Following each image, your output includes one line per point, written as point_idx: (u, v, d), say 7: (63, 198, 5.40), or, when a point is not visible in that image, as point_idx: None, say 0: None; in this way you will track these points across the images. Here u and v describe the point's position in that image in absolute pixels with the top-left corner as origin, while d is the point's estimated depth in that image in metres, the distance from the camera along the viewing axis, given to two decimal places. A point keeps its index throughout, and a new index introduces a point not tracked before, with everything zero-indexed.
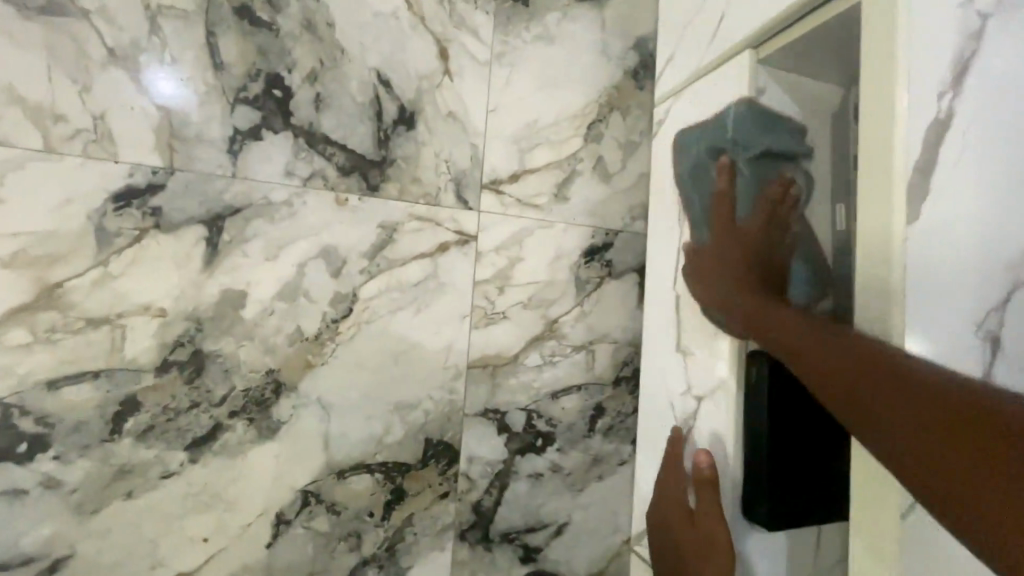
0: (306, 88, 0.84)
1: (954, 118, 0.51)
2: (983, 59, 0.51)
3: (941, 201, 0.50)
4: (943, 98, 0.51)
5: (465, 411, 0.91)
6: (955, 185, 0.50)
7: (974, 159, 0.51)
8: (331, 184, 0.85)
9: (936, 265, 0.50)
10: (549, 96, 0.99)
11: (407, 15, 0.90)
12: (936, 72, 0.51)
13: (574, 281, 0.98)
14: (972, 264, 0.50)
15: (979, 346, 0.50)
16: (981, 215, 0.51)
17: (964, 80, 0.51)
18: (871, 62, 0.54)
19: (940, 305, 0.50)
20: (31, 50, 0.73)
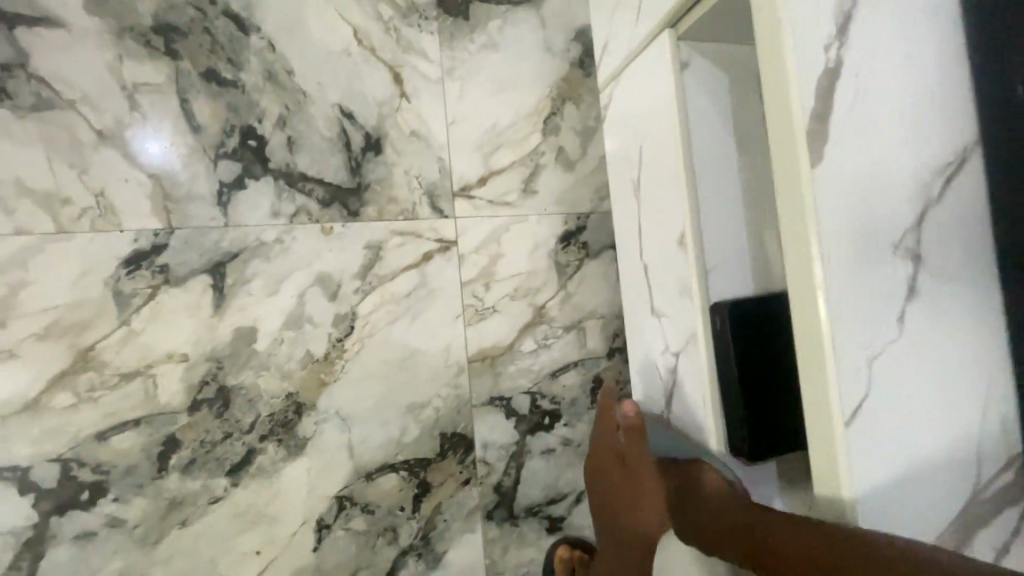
0: (277, 134, 0.92)
1: (843, 65, 0.56)
2: (861, 9, 0.57)
3: (843, 142, 0.55)
4: (831, 48, 0.56)
5: (473, 403, 0.98)
6: (857, 125, 0.56)
7: (867, 100, 0.56)
8: (315, 217, 0.93)
9: (853, 200, 0.55)
10: (503, 99, 1.05)
11: (358, 49, 0.97)
12: (823, 26, 0.56)
13: (555, 267, 1.05)
14: (882, 191, 0.56)
15: (901, 263, 0.56)
16: (882, 150, 0.57)
17: (847, 30, 0.56)
18: (761, 25, 0.58)
19: (864, 234, 0.55)
20: (31, 146, 0.81)
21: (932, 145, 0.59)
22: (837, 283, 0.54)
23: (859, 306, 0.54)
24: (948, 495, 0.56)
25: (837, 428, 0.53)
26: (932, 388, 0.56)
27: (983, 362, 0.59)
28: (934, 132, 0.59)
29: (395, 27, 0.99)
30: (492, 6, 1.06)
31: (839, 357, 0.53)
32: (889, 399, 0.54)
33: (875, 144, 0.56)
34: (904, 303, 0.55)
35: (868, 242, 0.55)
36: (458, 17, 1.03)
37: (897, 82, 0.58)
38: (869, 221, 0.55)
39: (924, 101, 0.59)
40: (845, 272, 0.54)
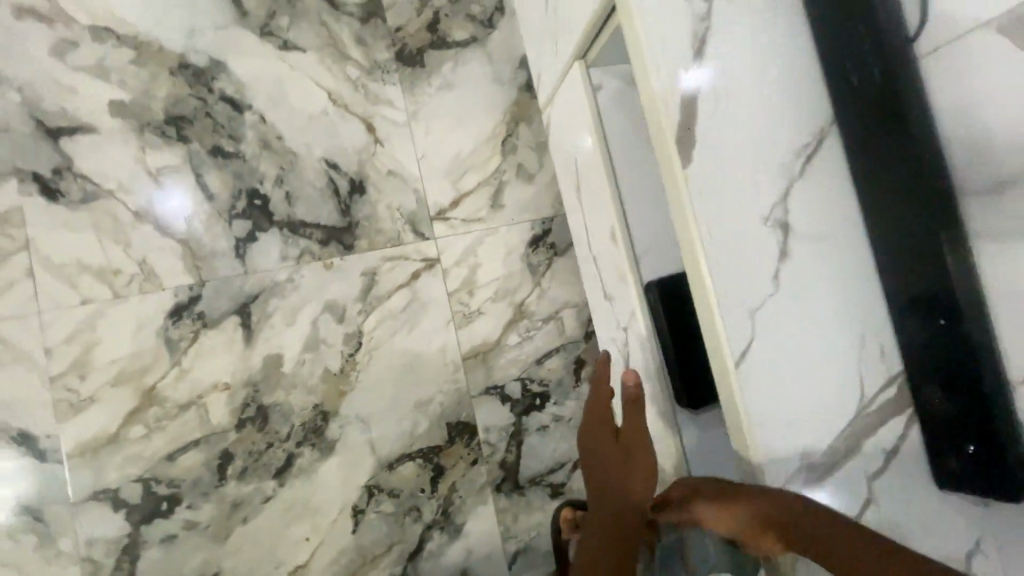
0: (277, 190, 1.10)
1: (704, 80, 0.70)
2: (713, 31, 0.70)
3: (711, 142, 0.69)
4: (691, 68, 0.70)
5: (471, 394, 1.14)
6: (721, 126, 0.70)
7: (728, 105, 0.70)
8: (317, 255, 1.10)
9: (723, 187, 0.69)
10: (463, 130, 1.21)
11: (334, 109, 1.14)
12: (682, 52, 0.70)
13: (528, 268, 1.20)
14: (750, 175, 0.70)
15: (773, 232, 0.70)
16: (747, 142, 0.70)
17: (704, 50, 0.70)
18: (636, 57, 0.73)
19: (736, 212, 0.69)
20: (85, 231, 1.01)
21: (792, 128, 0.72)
22: (715, 254, 0.68)
23: (737, 270, 0.68)
24: (834, 411, 0.70)
25: (729, 367, 0.68)
26: (810, 325, 0.70)
27: (857, 300, 0.72)
28: (794, 120, 0.72)
29: (362, 84, 1.16)
30: (443, 51, 1.22)
31: (722, 312, 0.68)
32: (771, 340, 0.69)
33: (738, 137, 0.70)
34: (778, 263, 0.69)
35: (739, 217, 0.69)
36: (415, 66, 1.19)
37: (755, 85, 0.72)
38: (740, 201, 0.69)
39: (780, 93, 0.72)
40: (722, 245, 0.68)
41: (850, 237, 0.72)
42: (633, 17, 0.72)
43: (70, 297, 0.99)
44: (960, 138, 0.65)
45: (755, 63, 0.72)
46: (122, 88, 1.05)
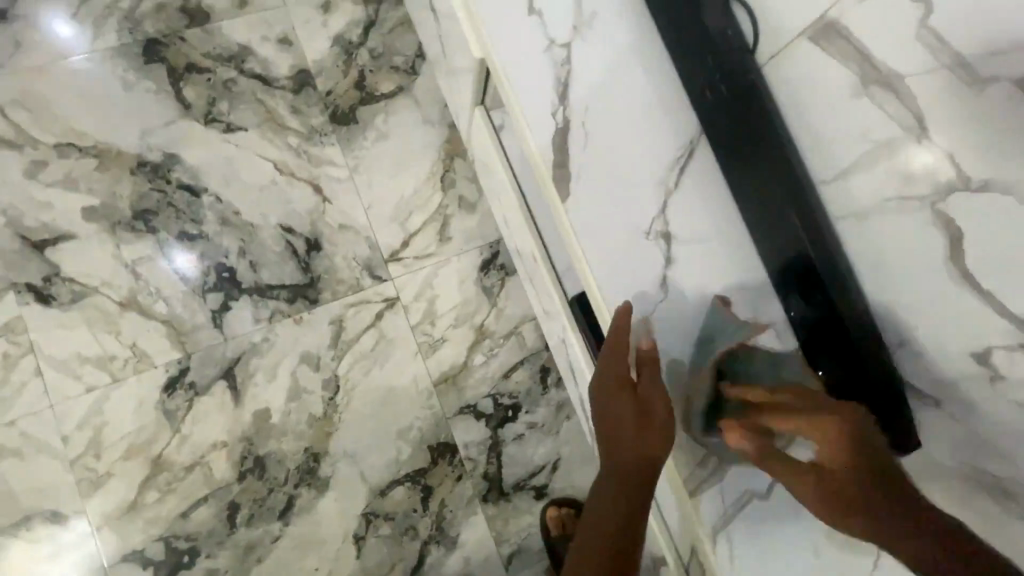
0: (241, 261, 1.21)
1: (569, 121, 0.79)
2: (573, 75, 0.79)
3: (585, 175, 0.80)
4: (556, 113, 0.79)
5: (447, 416, 1.24)
6: (593, 158, 0.79)
7: (597, 137, 0.79)
8: (286, 313, 1.21)
9: (602, 212, 0.80)
10: (403, 174, 1.30)
11: (281, 177, 1.25)
12: (547, 99, 0.80)
13: (483, 291, 1.29)
14: (626, 197, 0.79)
15: (655, 244, 0.78)
16: (621, 167, 0.79)
17: (566, 94, 0.79)
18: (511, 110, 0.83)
19: (616, 232, 0.80)
20: (79, 327, 1.13)
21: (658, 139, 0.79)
22: (603, 278, 0.81)
23: (624, 283, 0.79)
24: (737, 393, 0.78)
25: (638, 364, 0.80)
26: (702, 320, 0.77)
27: (755, 291, 0.75)
28: (666, 135, 0.79)
29: (304, 150, 1.27)
30: (374, 105, 1.32)
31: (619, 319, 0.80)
32: (667, 341, 0.77)
33: (608, 163, 0.79)
34: (663, 272, 0.77)
35: (618, 241, 0.79)
36: (350, 124, 1.30)
37: (623, 111, 0.79)
38: (619, 222, 0.79)
39: (644, 110, 0.79)
40: (606, 262, 0.80)
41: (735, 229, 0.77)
42: (499, 77, 0.82)
43: (76, 387, 1.12)
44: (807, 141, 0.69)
45: (620, 90, 0.79)
46: (91, 194, 1.18)
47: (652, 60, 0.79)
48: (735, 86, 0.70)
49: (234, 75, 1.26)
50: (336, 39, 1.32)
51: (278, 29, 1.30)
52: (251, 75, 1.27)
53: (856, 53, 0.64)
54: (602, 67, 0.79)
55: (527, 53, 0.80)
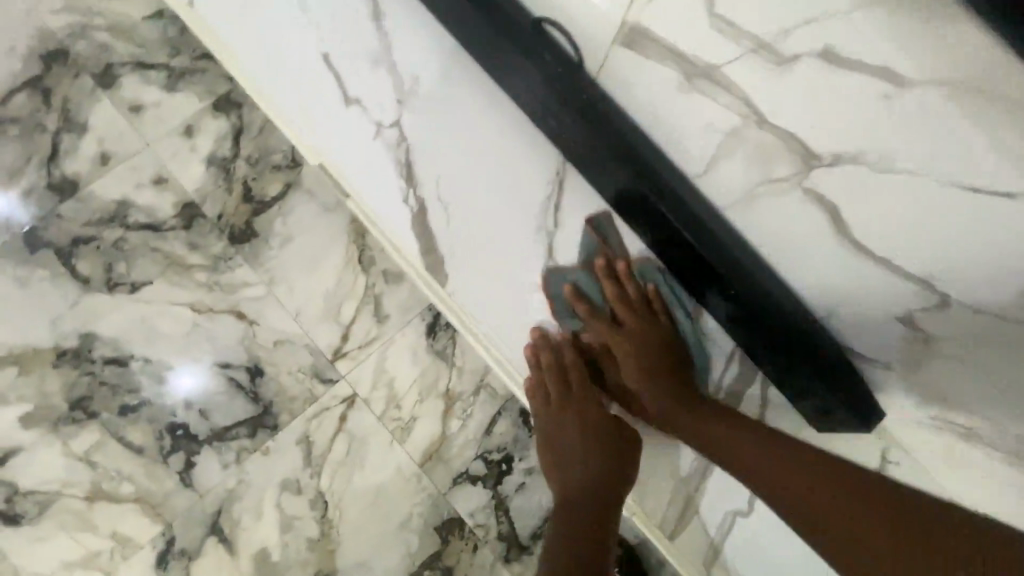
0: (190, 413, 1.18)
1: (425, 201, 0.74)
2: (413, 151, 0.75)
3: (458, 250, 0.74)
4: (408, 198, 0.75)
5: (443, 491, 1.20)
6: (459, 231, 0.74)
7: (458, 207, 0.74)
8: (251, 448, 1.18)
9: (487, 281, 0.75)
10: (320, 268, 1.26)
11: (201, 316, 1.22)
12: (394, 186, 0.75)
13: (438, 356, 1.25)
14: (506, 257, 0.74)
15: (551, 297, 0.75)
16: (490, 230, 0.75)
17: (413, 173, 0.75)
18: (361, 204, 0.78)
19: (509, 296, 0.75)
20: (56, 535, 1.12)
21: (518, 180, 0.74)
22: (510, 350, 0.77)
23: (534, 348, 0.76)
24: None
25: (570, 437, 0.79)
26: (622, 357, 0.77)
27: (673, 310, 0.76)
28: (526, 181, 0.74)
29: (214, 281, 1.23)
30: (268, 211, 1.27)
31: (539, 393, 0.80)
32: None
33: (474, 228, 0.74)
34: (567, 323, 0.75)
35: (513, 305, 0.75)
36: (251, 239, 1.26)
37: (476, 172, 0.74)
38: (508, 286, 0.75)
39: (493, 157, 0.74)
40: (509, 330, 0.76)
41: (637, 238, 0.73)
42: (338, 175, 0.78)
43: None
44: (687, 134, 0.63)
45: (465, 152, 0.74)
46: (22, 401, 1.15)
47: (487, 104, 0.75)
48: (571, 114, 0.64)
49: (122, 233, 1.23)
50: (209, 161, 1.28)
51: (149, 171, 1.26)
52: (138, 227, 1.24)
53: (666, 51, 0.57)
54: (440, 133, 0.75)
55: (361, 146, 0.76)
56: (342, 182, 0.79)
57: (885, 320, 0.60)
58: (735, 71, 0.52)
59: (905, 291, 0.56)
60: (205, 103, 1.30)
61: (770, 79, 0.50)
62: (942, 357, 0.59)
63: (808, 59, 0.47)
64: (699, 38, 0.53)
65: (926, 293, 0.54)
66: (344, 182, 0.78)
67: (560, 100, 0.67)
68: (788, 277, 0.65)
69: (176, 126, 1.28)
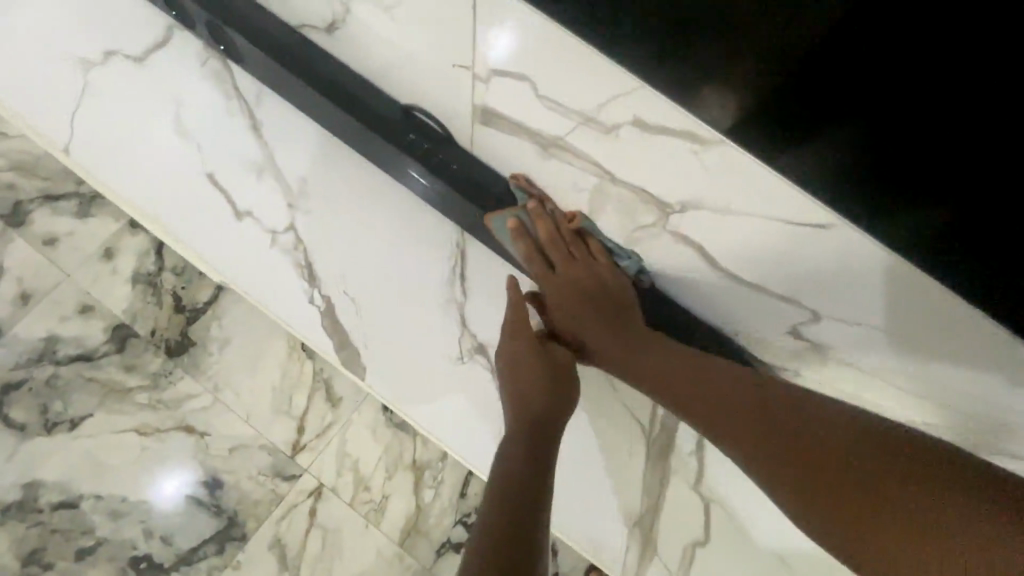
0: (152, 541, 1.14)
1: (331, 297, 0.75)
2: (311, 250, 0.76)
3: (372, 340, 0.75)
4: (315, 296, 0.76)
5: (428, 566, 1.17)
6: (370, 319, 0.75)
7: (364, 296, 0.75)
8: (221, 564, 1.14)
9: (406, 363, 0.75)
10: (263, 364, 1.23)
11: (149, 438, 1.18)
12: (298, 287, 0.76)
13: (399, 428, 1.23)
14: (421, 335, 0.75)
15: (473, 363, 0.75)
16: (399, 311, 0.75)
17: (315, 272, 0.76)
18: (267, 310, 0.78)
19: (430, 372, 0.75)
20: None
21: (422, 252, 0.76)
22: (438, 426, 0.76)
23: (465, 419, 0.75)
24: (628, 451, 0.75)
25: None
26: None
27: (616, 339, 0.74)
28: (426, 257, 0.76)
29: (157, 399, 1.20)
30: (201, 317, 1.25)
31: (478, 462, 0.76)
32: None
33: (386, 312, 0.75)
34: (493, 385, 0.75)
35: (436, 378, 0.75)
36: (188, 349, 1.23)
37: (376, 258, 0.76)
38: (428, 361, 0.75)
39: (390, 241, 0.76)
40: (438, 407, 0.75)
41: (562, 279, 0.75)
42: (239, 288, 0.78)
43: None
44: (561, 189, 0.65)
45: (362, 241, 0.76)
46: None
47: (381, 191, 0.77)
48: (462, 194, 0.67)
49: (53, 370, 1.20)
50: (134, 278, 1.26)
51: (73, 301, 1.24)
52: (69, 361, 1.21)
53: (519, 128, 0.60)
54: (335, 228, 0.76)
55: (259, 254, 0.77)
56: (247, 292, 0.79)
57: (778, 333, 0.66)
58: (578, 139, 0.55)
59: (783, 309, 0.61)
60: (121, 222, 1.28)
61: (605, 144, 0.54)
62: (841, 361, 0.64)
63: (626, 127, 0.51)
64: (534, 113, 0.56)
65: (800, 310, 0.60)
66: (247, 292, 0.78)
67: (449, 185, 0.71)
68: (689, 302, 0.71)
69: (94, 251, 1.26)
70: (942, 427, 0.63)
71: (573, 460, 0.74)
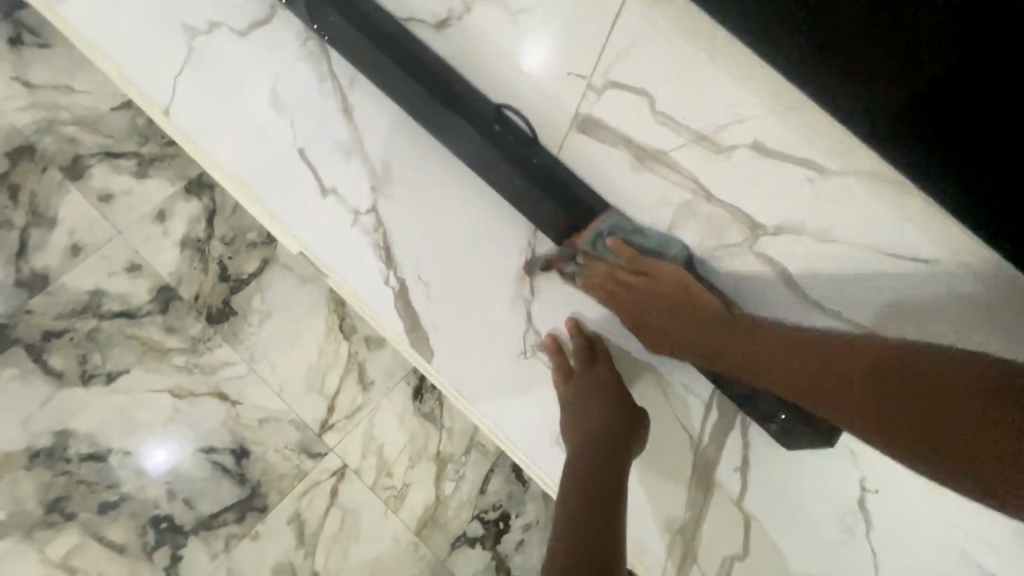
0: (174, 503, 1.15)
1: (406, 280, 0.78)
2: (391, 234, 0.79)
3: (441, 327, 0.78)
4: (390, 278, 0.78)
5: (442, 558, 1.19)
6: (441, 306, 0.78)
7: (438, 283, 0.78)
8: (240, 533, 1.15)
9: (471, 352, 0.78)
10: (301, 341, 1.25)
11: (182, 401, 1.20)
12: (374, 267, 0.79)
13: (427, 419, 1.24)
14: (488, 328, 0.78)
15: (535, 359, 0.78)
16: (470, 302, 0.78)
17: (392, 254, 0.78)
18: (342, 286, 0.81)
19: (492, 364, 0.78)
20: None
21: (498, 246, 0.78)
22: (495, 417, 0.78)
23: (522, 412, 0.78)
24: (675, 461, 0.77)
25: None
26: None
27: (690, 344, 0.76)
28: (500, 251, 0.78)
29: (194, 363, 1.22)
30: (245, 288, 1.27)
31: (529, 455, 0.79)
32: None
33: (456, 300, 0.78)
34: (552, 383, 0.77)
35: (498, 371, 0.78)
36: (229, 318, 1.25)
37: (452, 247, 0.78)
38: (491, 353, 0.78)
39: (467, 232, 0.78)
40: (496, 399, 0.78)
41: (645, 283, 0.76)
42: (317, 262, 0.81)
43: None
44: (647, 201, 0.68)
45: (440, 229, 0.78)
46: None
47: (462, 182, 0.79)
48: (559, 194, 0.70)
49: (95, 324, 1.22)
50: (184, 243, 1.28)
51: (122, 259, 1.26)
52: (112, 316, 1.23)
53: None
54: (416, 214, 0.79)
55: (339, 231, 0.80)
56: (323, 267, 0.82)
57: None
58: (684, 157, 0.63)
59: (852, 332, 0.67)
60: (177, 187, 1.31)
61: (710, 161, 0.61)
62: None
63: (740, 149, 0.59)
64: (651, 131, 0.63)
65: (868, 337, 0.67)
66: (324, 266, 0.81)
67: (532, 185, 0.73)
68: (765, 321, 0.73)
69: (148, 212, 1.29)
70: None
71: None
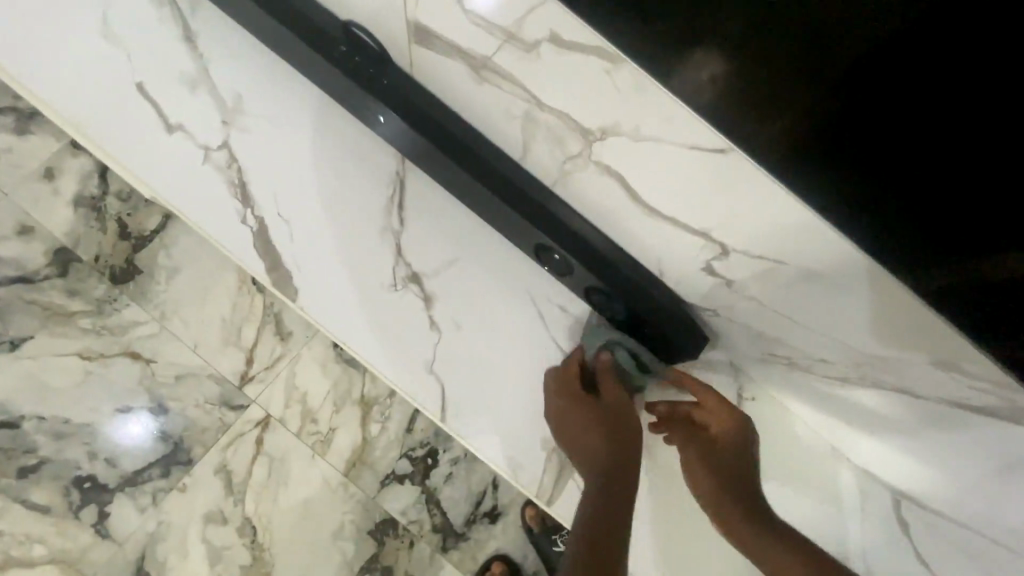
0: (96, 463, 1.15)
1: (267, 218, 0.76)
2: (247, 170, 0.75)
3: (308, 265, 0.76)
4: (248, 216, 0.76)
5: (373, 494, 1.22)
6: (307, 244, 0.76)
7: (302, 221, 0.76)
8: (166, 487, 1.16)
9: (341, 289, 0.77)
10: (212, 295, 1.22)
11: (93, 363, 1.18)
12: (231, 205, 0.76)
13: (348, 363, 1.24)
14: (360, 260, 0.77)
15: (408, 290, 0.77)
16: (337, 238, 0.76)
17: (249, 192, 0.76)
18: (201, 220, 0.76)
19: (365, 295, 0.77)
20: None
21: (363, 177, 0.76)
22: (371, 352, 0.78)
23: (401, 344, 0.78)
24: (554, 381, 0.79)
25: (442, 423, 0.78)
26: (483, 332, 0.78)
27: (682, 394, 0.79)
28: (365, 186, 0.76)
29: (100, 325, 1.19)
30: (148, 246, 1.22)
31: (410, 388, 0.78)
32: (462, 370, 0.78)
33: (329, 239, 0.76)
34: (426, 311, 0.77)
35: (371, 305, 0.77)
36: (134, 277, 1.21)
37: (313, 184, 0.76)
38: (365, 286, 0.77)
39: (325, 169, 0.76)
40: (372, 333, 0.77)
41: (515, 221, 0.71)
42: (165, 199, 0.76)
43: None
44: (496, 115, 0.65)
45: (299, 168, 0.76)
46: None
47: (317, 114, 0.75)
48: (409, 113, 0.69)
49: None
50: (77, 201, 1.22)
51: (10, 223, 1.19)
52: (7, 282, 1.18)
53: (450, 46, 0.59)
54: (272, 153, 0.75)
55: (190, 166, 0.76)
56: (173, 202, 0.77)
57: (694, 272, 0.68)
58: (505, 61, 0.56)
59: (726, 258, 0.63)
60: (63, 141, 1.23)
61: (529, 64, 0.54)
62: (742, 295, 0.67)
63: (545, 45, 0.51)
64: (466, 32, 0.55)
65: (709, 243, 0.62)
66: (174, 202, 0.76)
67: (389, 108, 0.69)
68: (635, 241, 0.70)
69: (34, 171, 1.21)
70: (846, 364, 0.66)
71: (503, 387, 0.79)
